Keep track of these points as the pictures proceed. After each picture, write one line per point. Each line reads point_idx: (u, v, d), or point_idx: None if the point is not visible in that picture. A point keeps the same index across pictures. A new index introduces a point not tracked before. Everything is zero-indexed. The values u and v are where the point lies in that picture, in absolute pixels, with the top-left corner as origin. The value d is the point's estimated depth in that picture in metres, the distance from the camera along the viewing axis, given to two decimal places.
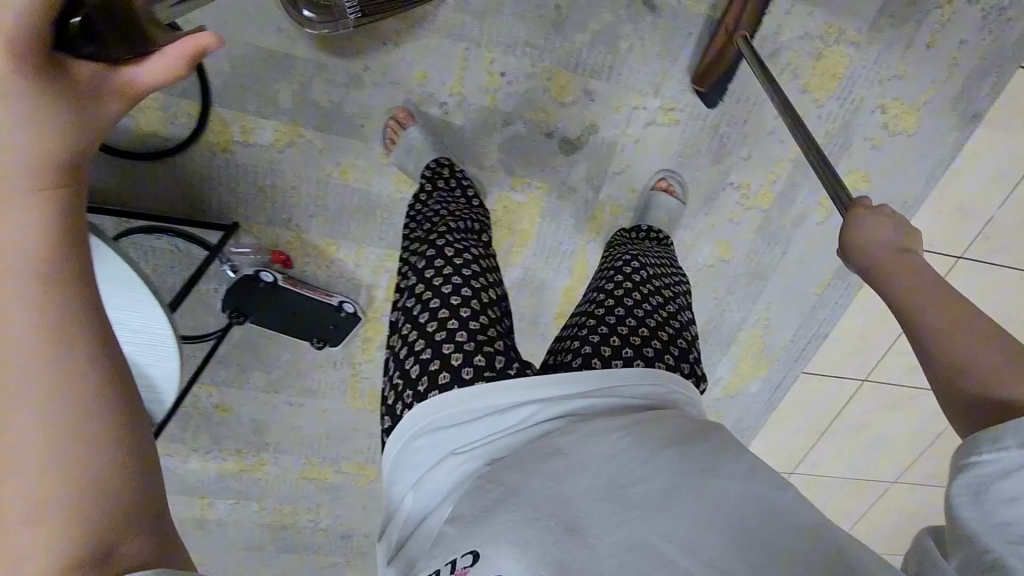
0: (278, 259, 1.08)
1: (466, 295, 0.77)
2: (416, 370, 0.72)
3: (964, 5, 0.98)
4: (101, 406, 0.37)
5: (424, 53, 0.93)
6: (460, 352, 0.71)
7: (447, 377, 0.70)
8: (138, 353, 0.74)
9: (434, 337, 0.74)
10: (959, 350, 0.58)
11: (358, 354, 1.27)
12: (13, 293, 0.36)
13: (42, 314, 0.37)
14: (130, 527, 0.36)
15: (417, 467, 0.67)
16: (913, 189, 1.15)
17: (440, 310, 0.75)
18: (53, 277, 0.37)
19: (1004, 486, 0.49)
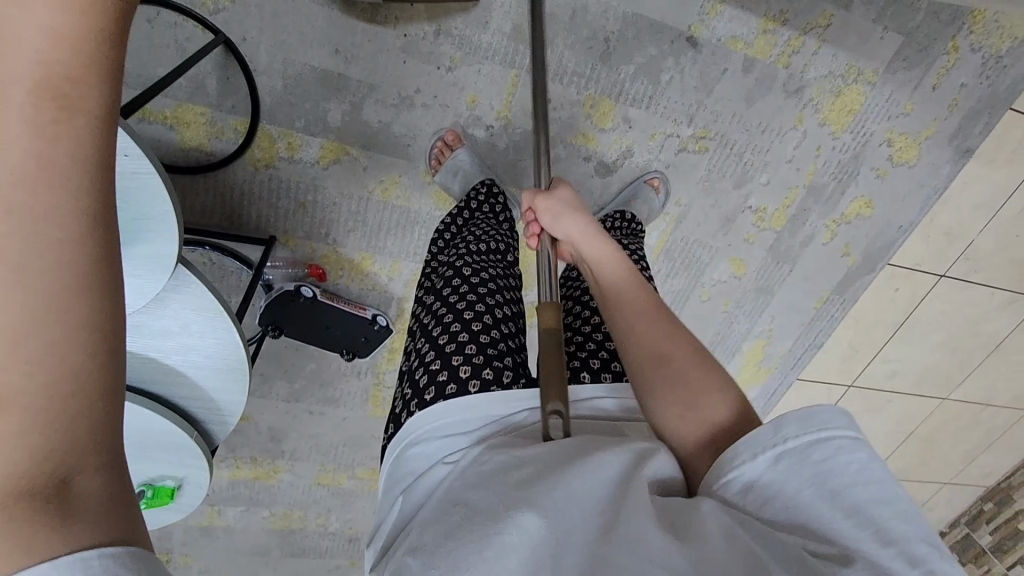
0: (314, 272, 1.08)
1: (479, 308, 0.70)
2: (423, 381, 0.65)
3: (968, 52, 1.06)
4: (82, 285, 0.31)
5: (476, 78, 0.97)
6: (468, 364, 0.65)
7: (454, 389, 0.63)
8: (210, 376, 0.75)
9: (445, 349, 0.66)
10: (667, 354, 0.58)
11: (383, 363, 1.28)
12: (17, 111, 0.31)
13: (45, 145, 0.31)
14: (91, 455, 0.30)
15: (408, 475, 0.59)
16: (908, 214, 1.25)
17: (451, 321, 0.69)
18: (66, 97, 0.32)
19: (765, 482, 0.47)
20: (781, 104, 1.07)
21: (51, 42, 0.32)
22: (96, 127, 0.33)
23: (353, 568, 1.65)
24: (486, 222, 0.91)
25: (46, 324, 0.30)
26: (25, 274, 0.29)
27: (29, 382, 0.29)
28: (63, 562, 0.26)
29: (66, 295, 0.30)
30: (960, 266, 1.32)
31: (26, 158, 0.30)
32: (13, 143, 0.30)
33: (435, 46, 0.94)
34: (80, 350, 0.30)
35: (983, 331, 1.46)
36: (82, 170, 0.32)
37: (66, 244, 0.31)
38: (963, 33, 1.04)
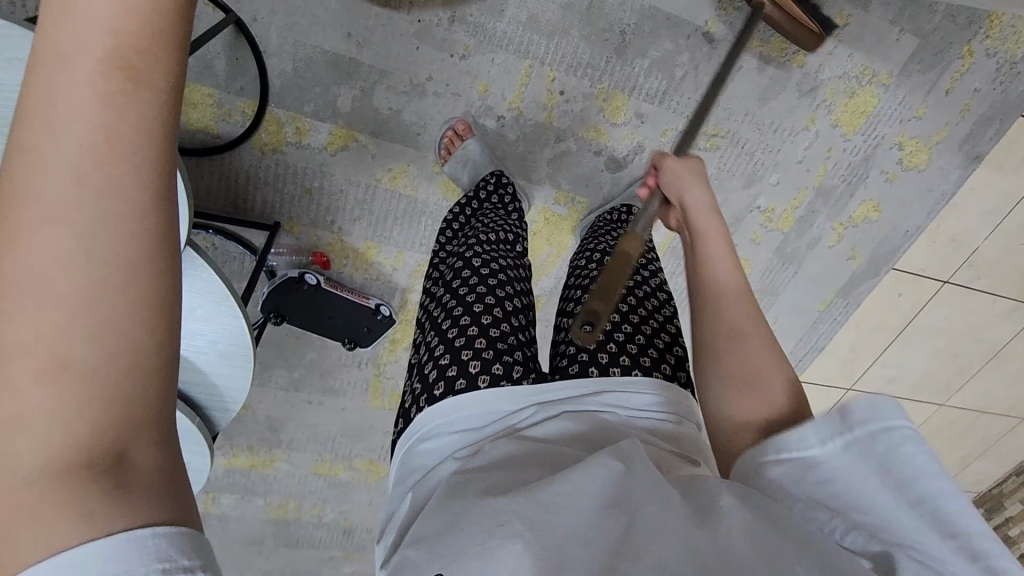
0: (319, 260, 1.07)
1: (488, 301, 0.69)
2: (432, 376, 0.64)
3: (983, 57, 1.05)
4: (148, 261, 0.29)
5: (489, 67, 0.96)
6: (478, 358, 0.64)
7: (464, 384, 0.62)
8: (213, 361, 0.74)
9: (454, 343, 0.66)
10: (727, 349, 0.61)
11: (384, 354, 1.27)
12: (89, 81, 0.29)
13: (117, 117, 0.29)
14: (148, 428, 0.28)
15: (417, 471, 0.59)
16: (916, 219, 1.24)
17: (460, 315, 0.68)
18: (138, 71, 0.30)
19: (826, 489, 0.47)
20: (795, 103, 1.06)
21: (123, 13, 0.30)
22: (165, 100, 0.31)
23: (348, 559, 1.65)
24: (494, 214, 0.90)
25: (113, 302, 0.28)
26: (90, 245, 0.28)
27: (90, 357, 0.27)
28: (119, 537, 0.25)
29: (129, 269, 0.29)
30: (964, 272, 1.32)
31: (94, 130, 0.29)
32: (80, 112, 0.29)
33: (449, 33, 0.92)
34: (145, 331, 0.29)
35: (985, 338, 1.46)
36: (150, 142, 0.30)
37: (130, 216, 0.29)
38: (978, 38, 1.04)
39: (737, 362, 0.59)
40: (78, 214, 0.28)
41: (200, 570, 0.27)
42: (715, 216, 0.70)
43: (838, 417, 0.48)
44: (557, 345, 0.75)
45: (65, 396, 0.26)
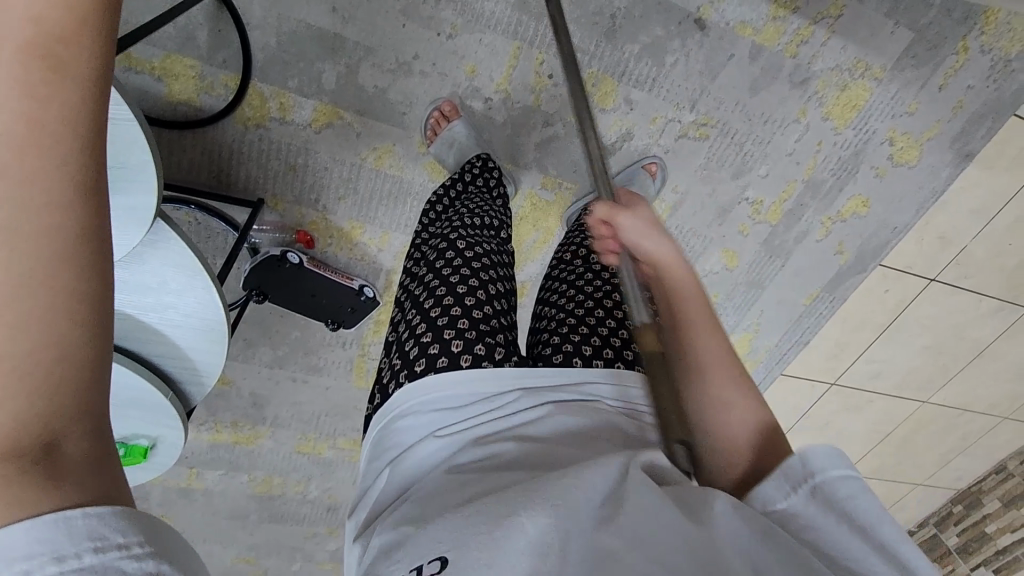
0: (302, 239, 1.06)
1: (472, 283, 0.69)
2: (413, 352, 0.64)
3: (978, 53, 1.04)
4: (77, 255, 0.30)
5: (477, 48, 0.94)
6: (460, 339, 0.64)
7: (445, 363, 0.62)
8: (188, 336, 0.74)
9: (436, 321, 0.65)
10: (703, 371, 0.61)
11: (369, 335, 1.27)
12: (5, 68, 0.29)
13: (40, 106, 0.29)
14: (76, 419, 0.29)
15: (395, 447, 0.59)
16: (904, 215, 1.24)
17: (444, 295, 0.67)
18: (63, 61, 0.30)
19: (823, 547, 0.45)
20: (786, 94, 1.05)
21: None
22: (89, 91, 0.31)
23: (331, 536, 1.67)
24: (480, 197, 0.90)
25: (42, 291, 0.28)
26: (16, 236, 0.28)
27: (11, 351, 0.27)
28: (45, 518, 0.25)
29: (52, 264, 0.29)
30: (950, 271, 1.32)
31: (13, 117, 0.29)
32: (0, 101, 0.29)
33: (436, 11, 0.91)
34: (74, 322, 0.29)
35: (969, 337, 1.47)
36: (74, 132, 0.30)
37: (53, 207, 0.29)
38: (974, 34, 1.02)
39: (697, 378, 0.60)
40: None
41: (137, 545, 0.27)
42: (669, 246, 0.69)
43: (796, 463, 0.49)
44: (537, 333, 0.75)
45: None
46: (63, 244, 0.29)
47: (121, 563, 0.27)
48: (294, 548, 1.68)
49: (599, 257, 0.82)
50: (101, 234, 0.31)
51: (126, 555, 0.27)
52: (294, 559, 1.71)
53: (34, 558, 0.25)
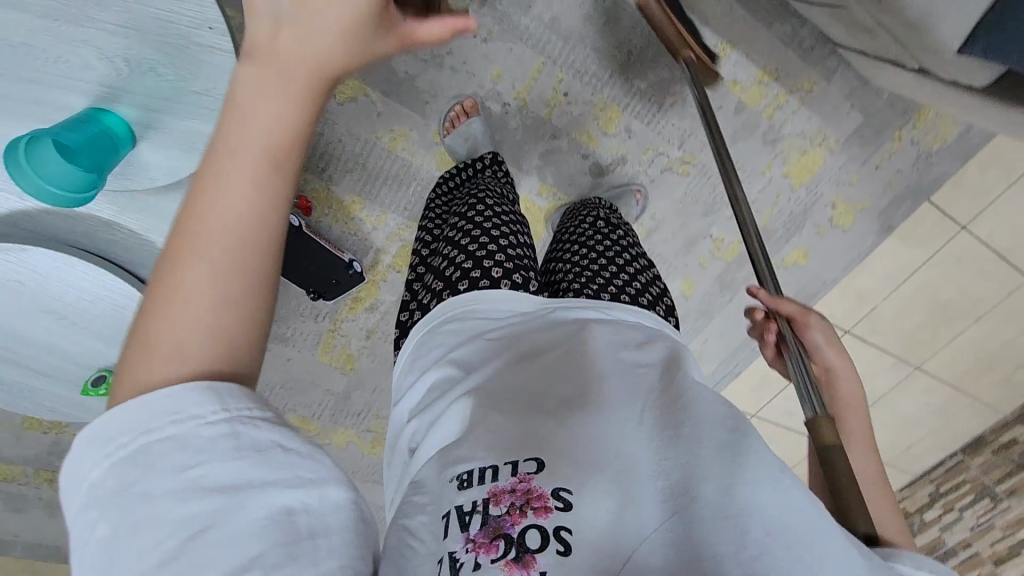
0: (302, 205, 1.08)
1: (504, 226, 0.74)
2: (454, 275, 0.68)
3: (907, 144, 1.26)
4: (271, 254, 0.39)
5: (506, 55, 1.03)
6: (500, 267, 0.68)
7: (486, 284, 0.66)
8: None
9: (476, 251, 0.69)
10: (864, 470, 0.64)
11: (343, 310, 1.28)
12: (257, 99, 0.37)
13: (279, 135, 0.37)
14: (247, 374, 0.39)
15: (438, 346, 0.63)
16: (833, 272, 1.43)
17: (480, 232, 0.72)
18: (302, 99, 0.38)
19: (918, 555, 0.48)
20: (757, 149, 1.21)
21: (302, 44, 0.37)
22: (305, 128, 0.38)
23: None
24: (487, 180, 0.96)
25: (240, 282, 0.38)
26: (240, 239, 0.37)
27: (218, 324, 0.37)
28: (159, 394, 0.35)
29: (259, 257, 0.38)
30: (862, 325, 1.54)
31: (259, 144, 0.37)
32: (255, 129, 0.37)
33: (477, 15, 0.99)
34: (260, 310, 0.39)
35: (868, 386, 1.69)
36: (293, 160, 0.38)
37: (269, 216, 0.38)
38: (908, 127, 1.24)
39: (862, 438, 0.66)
40: (237, 210, 0.37)
41: (214, 413, 0.36)
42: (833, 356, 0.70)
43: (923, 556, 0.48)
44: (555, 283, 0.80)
45: (198, 344, 0.37)
46: (266, 251, 0.38)
47: (199, 427, 0.35)
48: None
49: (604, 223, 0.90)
50: (283, 242, 0.39)
51: (202, 420, 0.36)
52: None
53: (143, 428, 0.35)
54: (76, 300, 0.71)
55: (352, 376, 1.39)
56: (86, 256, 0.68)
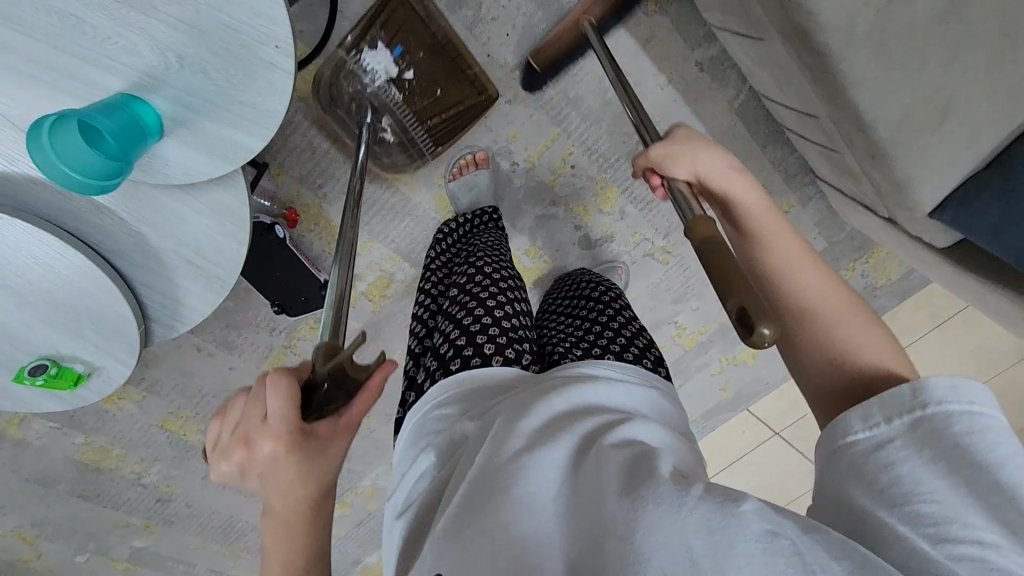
0: (290, 217, 1.05)
1: (500, 298, 0.71)
2: (448, 353, 0.65)
3: (859, 276, 1.38)
4: None
5: (525, 119, 1.07)
6: (493, 342, 0.65)
7: (478, 362, 0.62)
8: (187, 278, 0.71)
9: (470, 327, 0.66)
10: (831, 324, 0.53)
11: (303, 328, 1.24)
12: (275, 534, 0.50)
13: (294, 550, 0.50)
14: None
15: (420, 437, 0.58)
16: (773, 375, 1.53)
17: (475, 307, 0.69)
18: (293, 514, 0.50)
19: (882, 455, 0.44)
20: None
21: (276, 493, 0.49)
22: (309, 531, 0.51)
23: (146, 530, 1.45)
24: (484, 232, 0.95)
25: None
26: None
27: None
28: None
29: None
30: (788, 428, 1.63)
31: (287, 564, 0.50)
32: (277, 557, 0.50)
33: (507, 78, 1.03)
34: None
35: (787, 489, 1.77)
36: (310, 561, 0.51)
37: None
38: (861, 261, 1.36)
39: (786, 241, 0.57)
40: None
41: None
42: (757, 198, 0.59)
43: (902, 398, 0.45)
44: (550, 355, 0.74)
45: None
46: None
47: None
48: (91, 536, 1.43)
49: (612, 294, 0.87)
50: None
51: None
52: (83, 550, 1.44)
53: None
54: (38, 278, 0.67)
55: None
56: (65, 236, 0.66)
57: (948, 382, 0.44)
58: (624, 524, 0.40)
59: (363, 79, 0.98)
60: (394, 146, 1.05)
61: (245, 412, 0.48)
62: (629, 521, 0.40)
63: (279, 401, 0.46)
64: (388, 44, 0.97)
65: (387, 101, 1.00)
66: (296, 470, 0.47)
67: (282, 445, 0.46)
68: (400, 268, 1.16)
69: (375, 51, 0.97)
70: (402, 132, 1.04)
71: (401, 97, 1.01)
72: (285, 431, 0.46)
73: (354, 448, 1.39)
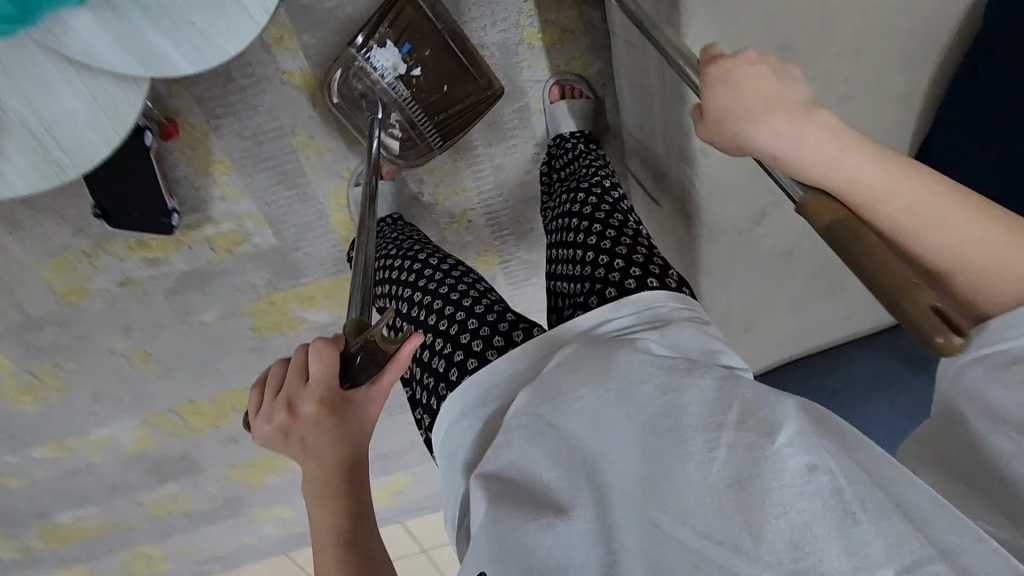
0: (166, 130, 0.98)
1: (469, 291, 0.76)
2: (442, 367, 0.70)
3: None
4: None
5: (446, 160, 1.11)
6: (479, 339, 0.69)
7: (474, 364, 0.67)
8: (24, 146, 0.66)
9: (455, 335, 0.71)
10: (947, 270, 0.51)
11: (117, 245, 1.09)
12: (319, 505, 0.54)
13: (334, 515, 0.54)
14: None
15: (448, 442, 0.60)
16: None
17: (454, 311, 0.74)
18: (331, 483, 0.54)
19: (974, 372, 0.49)
20: None
21: (317, 460, 0.54)
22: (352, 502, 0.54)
23: None
24: (396, 231, 0.95)
25: None
26: None
27: None
28: None
29: None
30: None
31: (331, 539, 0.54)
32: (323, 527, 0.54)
33: None
34: None
35: None
36: (352, 525, 0.54)
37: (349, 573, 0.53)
38: None
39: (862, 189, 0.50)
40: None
41: None
42: (805, 135, 0.50)
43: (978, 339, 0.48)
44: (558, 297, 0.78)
45: None
46: None
47: None
48: None
49: (612, 188, 0.84)
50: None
51: None
52: None
53: None
54: None
55: (62, 311, 1.12)
56: None
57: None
58: (668, 493, 0.45)
59: (371, 77, 1.00)
60: (404, 143, 1.06)
61: (288, 379, 0.55)
62: (667, 489, 0.45)
63: (317, 361, 0.53)
64: (393, 42, 0.99)
65: (393, 96, 1.02)
66: (335, 429, 0.53)
67: (321, 398, 0.53)
68: (260, 233, 1.10)
69: (383, 49, 0.99)
70: (410, 127, 1.05)
71: (409, 95, 1.03)
72: (324, 388, 0.53)
73: (110, 389, 1.23)
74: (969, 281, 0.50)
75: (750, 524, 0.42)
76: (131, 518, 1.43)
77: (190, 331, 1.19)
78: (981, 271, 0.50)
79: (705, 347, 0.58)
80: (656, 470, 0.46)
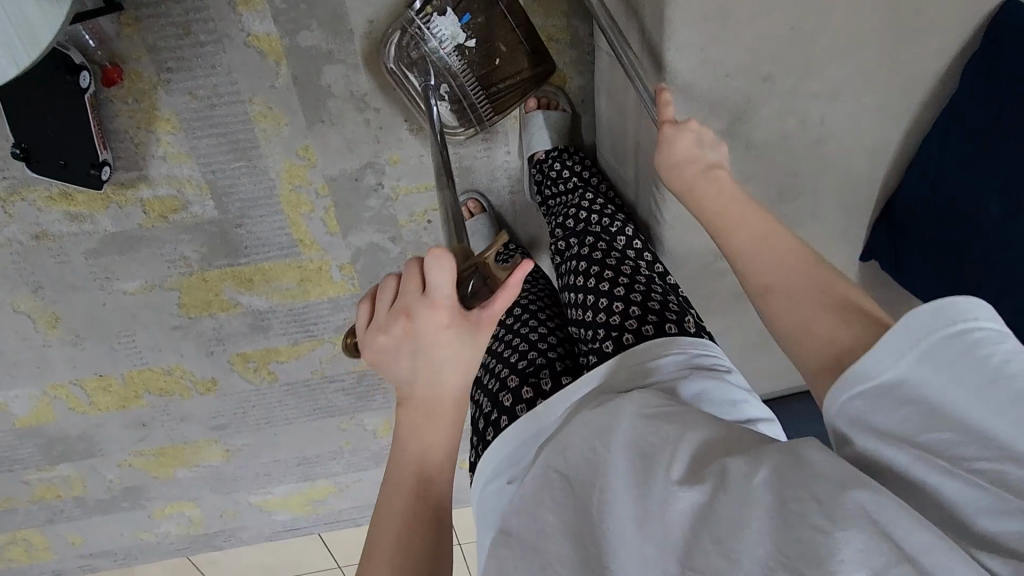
0: (109, 74, 0.90)
1: (513, 339, 0.74)
2: (481, 425, 0.67)
3: None
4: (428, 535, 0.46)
5: (413, 154, 1.04)
6: (512, 395, 0.66)
7: (506, 421, 0.64)
8: None
9: (492, 390, 0.69)
10: (794, 325, 0.49)
11: (37, 193, 1.00)
12: (405, 423, 0.49)
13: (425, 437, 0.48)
14: None
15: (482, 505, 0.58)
16: None
17: (496, 364, 0.72)
18: (425, 403, 0.48)
19: (901, 395, 0.39)
20: None
21: (415, 375, 0.48)
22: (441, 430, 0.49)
23: None
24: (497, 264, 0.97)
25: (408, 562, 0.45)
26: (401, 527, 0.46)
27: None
28: None
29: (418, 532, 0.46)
30: None
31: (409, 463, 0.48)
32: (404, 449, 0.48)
33: None
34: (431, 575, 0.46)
35: None
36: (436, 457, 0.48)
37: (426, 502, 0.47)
38: None
39: (750, 237, 0.55)
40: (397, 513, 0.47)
41: None
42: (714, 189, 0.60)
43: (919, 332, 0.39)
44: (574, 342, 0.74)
45: None
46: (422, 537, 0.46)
47: None
48: None
49: (620, 228, 0.83)
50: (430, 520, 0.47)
51: None
52: None
53: None
54: None
55: None
56: None
57: (933, 306, 0.39)
58: (647, 517, 0.42)
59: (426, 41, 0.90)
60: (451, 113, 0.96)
61: (404, 283, 0.49)
62: (648, 515, 0.42)
63: (443, 269, 0.47)
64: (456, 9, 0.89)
65: (447, 66, 0.92)
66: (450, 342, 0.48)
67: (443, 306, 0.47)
68: (200, 202, 1.02)
69: (445, 15, 0.88)
70: (461, 97, 0.94)
71: (462, 64, 0.92)
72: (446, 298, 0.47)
73: (7, 349, 1.12)
74: (805, 335, 0.48)
75: (723, 543, 0.39)
76: (14, 497, 1.30)
77: (108, 298, 1.09)
78: (827, 327, 0.47)
79: (720, 399, 0.57)
80: (639, 498, 0.43)
